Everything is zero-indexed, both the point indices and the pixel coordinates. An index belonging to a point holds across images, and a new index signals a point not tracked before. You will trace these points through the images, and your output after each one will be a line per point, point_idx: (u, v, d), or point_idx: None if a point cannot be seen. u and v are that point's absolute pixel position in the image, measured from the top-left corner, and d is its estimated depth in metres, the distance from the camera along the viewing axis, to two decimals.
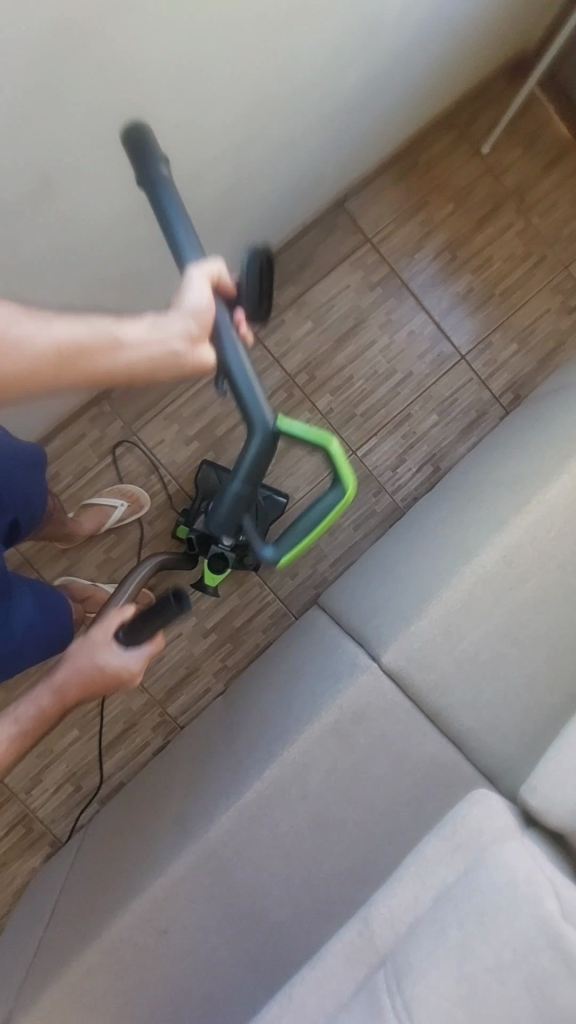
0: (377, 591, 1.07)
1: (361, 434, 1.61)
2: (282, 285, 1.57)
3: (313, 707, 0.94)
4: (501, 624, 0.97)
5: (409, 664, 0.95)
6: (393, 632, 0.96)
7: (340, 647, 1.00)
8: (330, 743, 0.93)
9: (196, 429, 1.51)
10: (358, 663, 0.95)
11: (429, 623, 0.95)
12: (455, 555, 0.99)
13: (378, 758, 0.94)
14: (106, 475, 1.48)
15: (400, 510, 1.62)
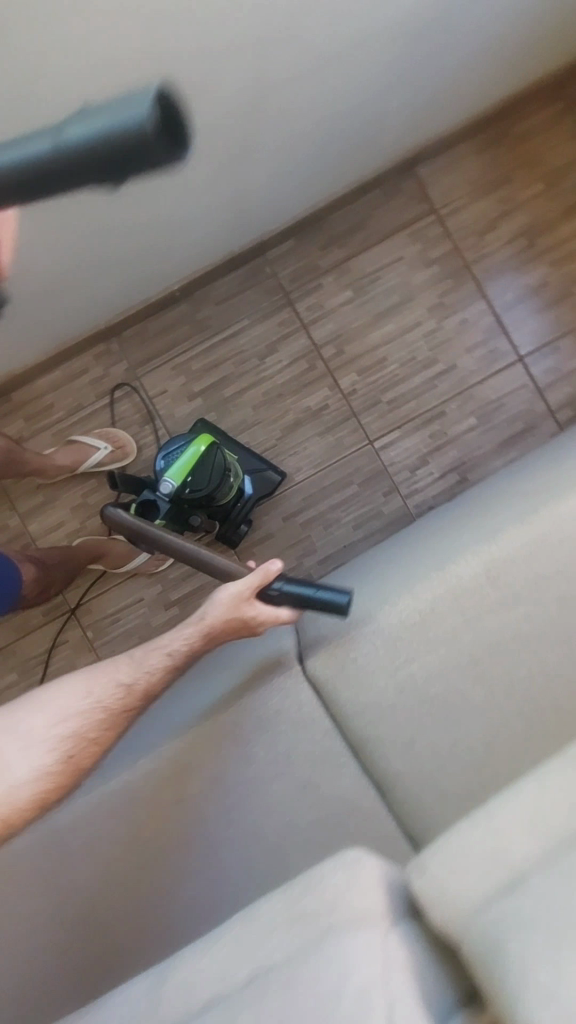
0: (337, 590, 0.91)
1: (383, 424, 1.42)
2: (326, 247, 1.42)
3: (219, 698, 0.81)
4: (466, 658, 0.78)
5: (337, 677, 0.79)
6: (330, 636, 0.80)
7: (273, 639, 0.86)
8: (223, 746, 0.79)
9: (202, 386, 1.41)
10: (283, 661, 0.80)
11: (373, 632, 0.78)
12: (430, 563, 0.81)
13: (276, 780, 0.79)
14: (100, 416, 1.40)
15: (411, 518, 1.41)
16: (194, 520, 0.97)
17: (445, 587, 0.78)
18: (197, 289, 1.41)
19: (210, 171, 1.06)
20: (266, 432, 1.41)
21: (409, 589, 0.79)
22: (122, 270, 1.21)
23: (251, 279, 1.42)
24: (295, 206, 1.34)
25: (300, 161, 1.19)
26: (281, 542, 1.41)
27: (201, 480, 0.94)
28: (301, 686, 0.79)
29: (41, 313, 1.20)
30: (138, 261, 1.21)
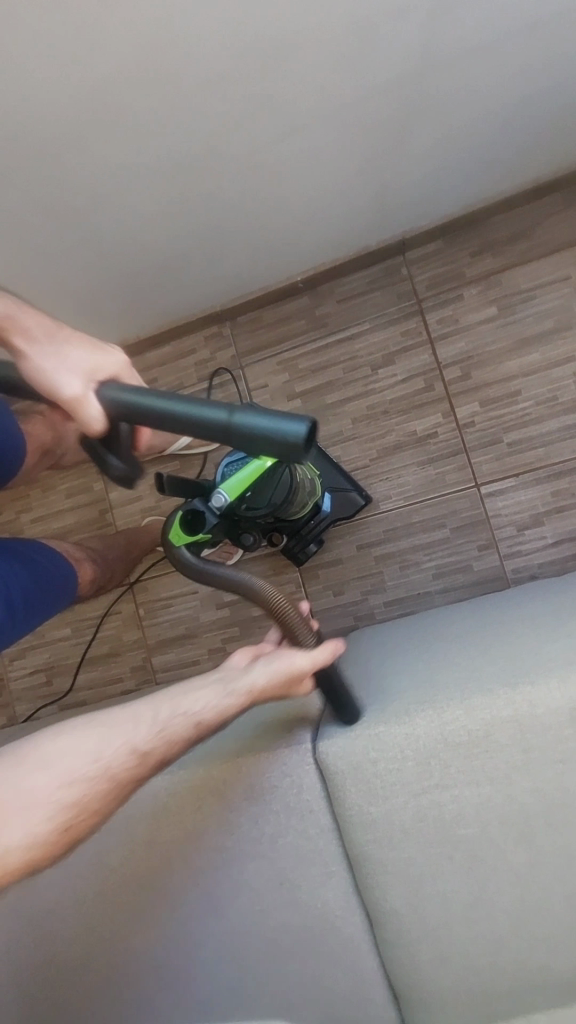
0: (382, 667, 0.80)
1: (497, 468, 1.22)
2: (477, 255, 1.23)
3: (217, 749, 0.75)
4: (509, 804, 0.64)
5: (349, 775, 0.67)
6: (354, 720, 0.69)
7: (293, 707, 0.78)
8: (208, 803, 0.72)
9: (303, 387, 1.32)
10: (294, 733, 0.71)
11: (401, 737, 0.66)
12: (494, 678, 0.66)
13: (256, 860, 0.71)
14: (197, 399, 1.37)
15: (504, 582, 1.22)
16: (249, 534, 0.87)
17: (502, 716, 0.63)
18: (322, 283, 1.30)
19: (353, 146, 0.94)
20: (360, 449, 1.28)
21: (458, 703, 0.65)
22: (243, 249, 1.14)
23: (382, 280, 1.28)
24: (450, 203, 1.17)
25: (465, 149, 1.02)
26: (349, 571, 1.29)
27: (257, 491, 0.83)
28: (308, 767, 0.69)
29: (155, 283, 1.17)
30: (261, 238, 1.12)
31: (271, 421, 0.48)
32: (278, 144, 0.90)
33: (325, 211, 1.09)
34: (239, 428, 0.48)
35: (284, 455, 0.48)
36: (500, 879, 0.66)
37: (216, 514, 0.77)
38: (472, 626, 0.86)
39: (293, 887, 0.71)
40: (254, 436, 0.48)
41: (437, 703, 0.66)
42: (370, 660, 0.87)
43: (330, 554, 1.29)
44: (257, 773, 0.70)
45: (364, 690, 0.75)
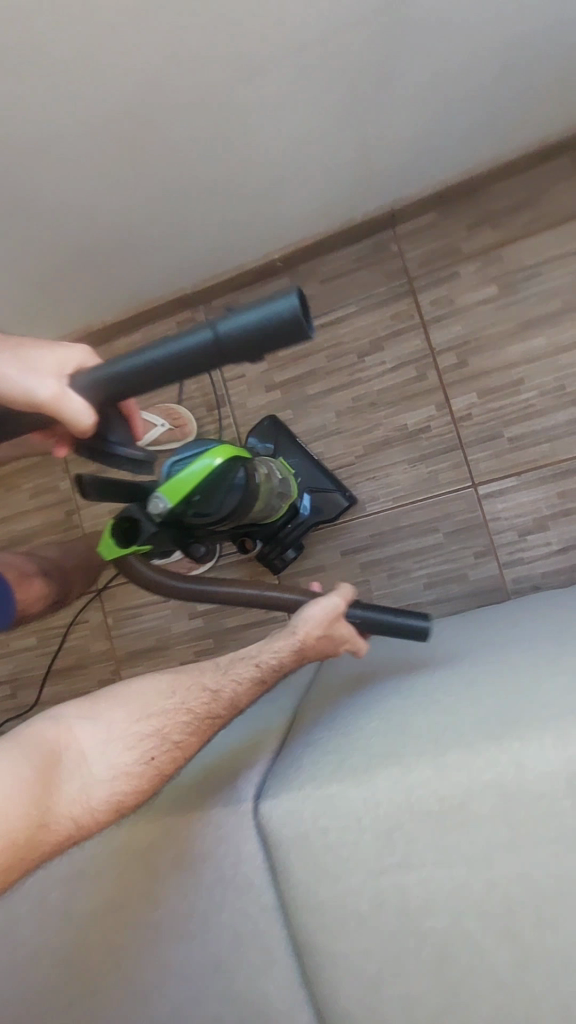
0: (348, 708, 0.71)
1: (496, 467, 1.09)
2: (476, 228, 1.10)
3: (152, 806, 0.67)
4: (485, 887, 0.54)
5: (292, 844, 0.59)
6: (300, 780, 0.59)
7: (244, 756, 0.69)
8: (142, 861, 0.64)
9: (283, 377, 1.20)
10: (235, 791, 0.63)
11: (354, 805, 0.56)
12: (467, 733, 0.55)
13: (188, 940, 0.63)
14: (169, 390, 1.26)
15: (503, 594, 1.10)
16: (199, 544, 0.75)
17: (476, 783, 0.53)
18: (304, 262, 1.18)
19: (328, 103, 0.81)
20: (344, 446, 1.16)
21: (419, 766, 0.55)
22: (210, 224, 1.01)
23: (370, 258, 1.15)
24: (445, 170, 1.04)
25: (460, 107, 0.88)
26: (332, 579, 1.17)
27: (209, 497, 0.70)
28: (245, 832, 0.61)
29: (112, 263, 1.05)
30: (231, 213, 1.00)
31: (257, 312, 0.47)
32: (237, 98, 0.76)
33: (301, 182, 0.96)
34: (230, 336, 0.48)
35: (283, 338, 0.47)
36: (483, 970, 0.54)
37: (153, 522, 0.67)
38: (460, 652, 0.74)
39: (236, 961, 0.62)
40: (248, 336, 0.47)
41: (397, 764, 0.56)
42: (339, 696, 0.76)
43: (311, 561, 1.17)
44: (189, 839, 0.63)
45: (321, 739, 0.66)
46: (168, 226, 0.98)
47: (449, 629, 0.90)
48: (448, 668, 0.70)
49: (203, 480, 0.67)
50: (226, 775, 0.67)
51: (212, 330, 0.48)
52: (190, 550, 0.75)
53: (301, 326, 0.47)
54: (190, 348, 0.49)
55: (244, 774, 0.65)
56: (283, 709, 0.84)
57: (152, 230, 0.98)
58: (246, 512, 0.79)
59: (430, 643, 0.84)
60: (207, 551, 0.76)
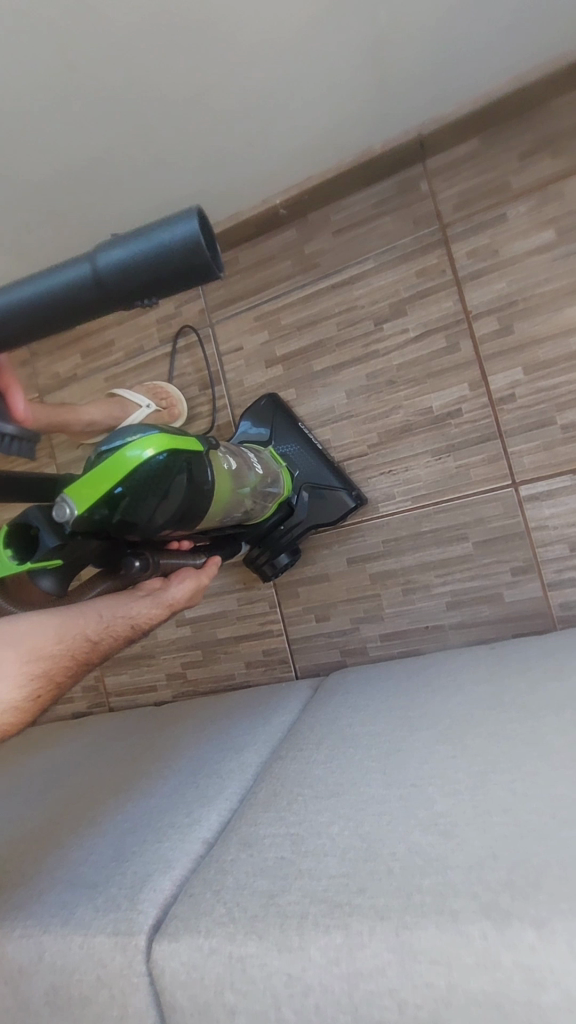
0: (313, 788, 0.52)
1: (545, 461, 0.87)
2: (529, 157, 0.87)
3: (34, 903, 0.49)
4: None
5: (194, 1008, 0.40)
6: (213, 920, 0.41)
7: (166, 840, 0.51)
8: (13, 986, 0.46)
9: (286, 350, 1.01)
10: (131, 912, 0.45)
11: (280, 978, 0.38)
12: (462, 897, 0.36)
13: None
14: (159, 366, 1.11)
15: (547, 620, 0.88)
16: (134, 558, 0.60)
17: (467, 988, 0.33)
18: (313, 211, 0.98)
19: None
20: (355, 432, 0.97)
21: (395, 929, 0.36)
22: (189, 157, 0.83)
23: (393, 202, 0.94)
24: (490, 77, 0.81)
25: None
26: (337, 591, 0.99)
27: (139, 504, 0.54)
28: (135, 982, 0.42)
29: (76, 213, 0.89)
30: (212, 140, 0.81)
31: (145, 242, 0.32)
32: None
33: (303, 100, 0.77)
34: (114, 274, 0.32)
35: (187, 278, 0.33)
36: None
37: (60, 535, 0.51)
38: (473, 717, 0.55)
39: None
40: (136, 278, 0.32)
41: (348, 926, 0.37)
42: (310, 765, 0.56)
43: (313, 569, 1.00)
44: (64, 970, 0.44)
45: (263, 848, 0.46)
46: (134, 155, 0.80)
47: (468, 671, 0.70)
48: (455, 744, 0.52)
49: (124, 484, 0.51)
50: (131, 875, 0.48)
51: (85, 264, 0.32)
52: (121, 560, 0.60)
53: (215, 263, 0.33)
54: (57, 290, 0.33)
55: (152, 882, 0.47)
56: (239, 756, 0.64)
57: (116, 165, 0.81)
58: (199, 516, 0.63)
59: (440, 693, 0.65)
60: (147, 566, 0.61)
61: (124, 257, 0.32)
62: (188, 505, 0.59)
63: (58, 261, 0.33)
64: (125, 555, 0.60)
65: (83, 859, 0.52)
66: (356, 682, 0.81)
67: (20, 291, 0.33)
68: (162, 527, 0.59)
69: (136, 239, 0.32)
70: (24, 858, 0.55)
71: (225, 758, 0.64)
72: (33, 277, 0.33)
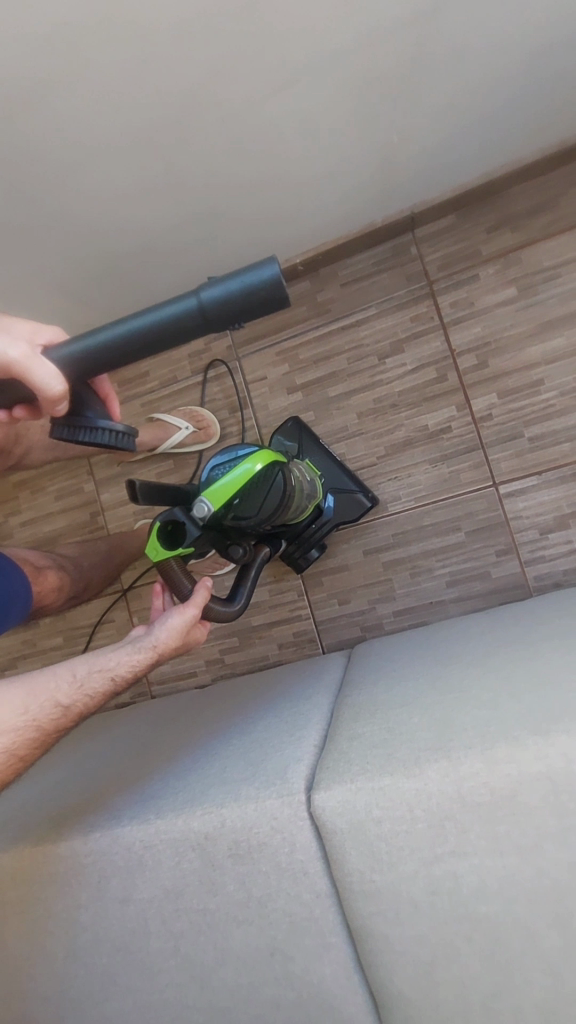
0: (386, 700, 0.71)
1: (518, 465, 1.11)
2: (495, 231, 1.12)
3: (203, 792, 0.66)
4: (536, 876, 0.54)
5: (347, 834, 0.58)
6: (353, 773, 0.59)
7: (289, 742, 0.70)
8: (194, 851, 0.63)
9: (304, 379, 1.22)
10: (286, 781, 0.62)
11: (407, 801, 0.56)
12: (522, 728, 0.56)
13: (244, 927, 0.62)
14: (192, 393, 1.29)
15: (525, 590, 1.12)
16: (238, 546, 0.77)
17: (530, 778, 0.54)
18: (324, 266, 1.20)
19: (356, 114, 0.81)
20: (366, 446, 1.18)
21: (477, 755, 0.55)
22: (234, 238, 1.02)
23: (390, 261, 1.17)
24: (466, 174, 1.05)
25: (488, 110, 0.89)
26: (355, 577, 1.19)
27: (247, 498, 0.72)
28: (301, 823, 0.60)
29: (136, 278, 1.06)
30: (255, 222, 1.01)
31: (235, 279, 0.47)
32: (272, 104, 0.75)
33: (327, 194, 0.99)
34: (211, 302, 0.47)
35: (263, 301, 0.47)
36: (531, 965, 0.56)
37: (199, 524, 0.68)
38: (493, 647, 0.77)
39: (285, 959, 0.62)
40: (228, 301, 0.47)
41: (448, 761, 0.56)
42: (374, 691, 0.76)
43: (335, 560, 1.20)
44: (244, 827, 0.61)
45: (367, 735, 0.65)
46: (192, 238, 0.99)
47: (476, 626, 0.92)
48: (484, 662, 0.73)
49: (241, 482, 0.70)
50: (272, 766, 0.66)
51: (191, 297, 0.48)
52: (230, 549, 0.76)
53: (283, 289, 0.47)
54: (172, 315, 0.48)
55: (294, 766, 0.64)
56: (316, 697, 0.83)
57: None
58: (281, 511, 0.82)
59: (460, 639, 0.86)
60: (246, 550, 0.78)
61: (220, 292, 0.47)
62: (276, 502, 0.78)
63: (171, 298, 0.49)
64: (233, 545, 0.77)
65: (219, 764, 0.70)
66: (385, 646, 1.01)
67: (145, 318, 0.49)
68: (260, 519, 0.78)
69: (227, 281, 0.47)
70: (179, 769, 0.73)
71: (304, 699, 0.83)
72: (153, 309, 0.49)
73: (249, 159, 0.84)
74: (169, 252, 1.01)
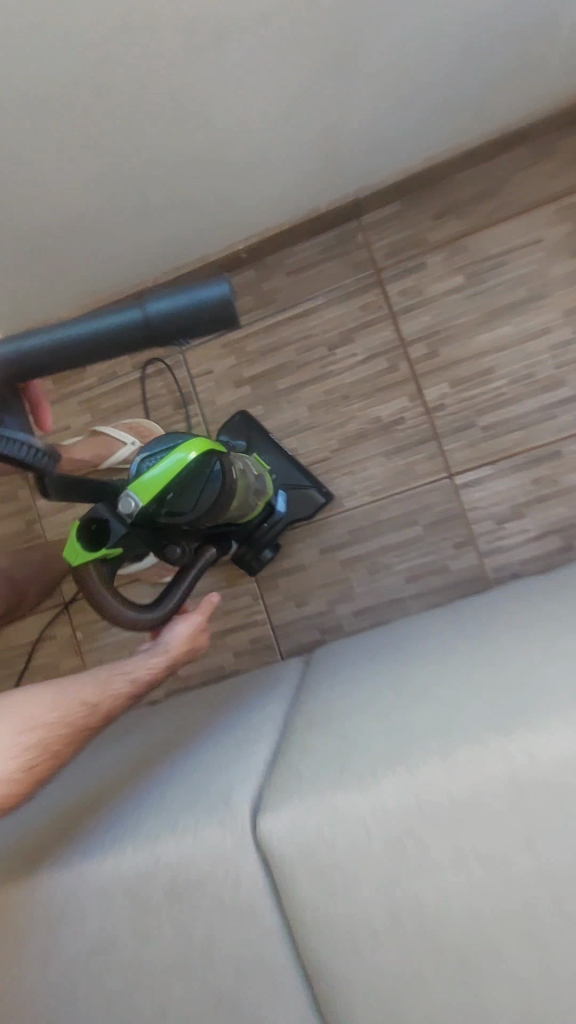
0: (342, 704, 0.67)
1: (472, 455, 1.09)
2: (440, 218, 1.10)
3: (139, 824, 0.59)
4: (506, 889, 0.50)
5: (297, 859, 0.53)
6: (301, 790, 0.54)
7: (237, 759, 0.64)
8: (130, 892, 0.57)
9: (252, 372, 1.16)
10: (229, 806, 0.56)
11: (360, 818, 0.51)
12: (486, 724, 0.51)
13: (188, 970, 0.56)
14: (134, 390, 1.21)
15: (485, 583, 1.09)
16: (175, 546, 0.72)
17: (492, 781, 0.49)
18: (268, 255, 1.15)
19: None
20: (319, 440, 1.13)
21: (435, 757, 0.51)
22: (166, 208, 0.97)
23: (336, 249, 1.13)
24: (408, 158, 1.03)
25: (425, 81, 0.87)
26: (312, 578, 1.14)
27: (183, 493, 0.66)
28: (245, 851, 0.54)
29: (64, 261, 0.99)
30: (189, 193, 0.95)
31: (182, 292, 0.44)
32: None
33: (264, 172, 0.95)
34: (158, 315, 0.44)
35: (212, 320, 0.45)
36: (506, 987, 0.51)
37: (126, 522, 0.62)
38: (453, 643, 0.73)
39: (236, 1004, 0.55)
40: (175, 315, 0.44)
41: (402, 767, 0.51)
42: (330, 695, 0.71)
43: (290, 560, 1.14)
44: (183, 862, 0.55)
45: (319, 743, 0.60)
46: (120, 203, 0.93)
47: (436, 622, 0.89)
48: (445, 659, 0.68)
49: (176, 478, 0.63)
50: (213, 791, 0.59)
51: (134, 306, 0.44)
52: (166, 551, 0.71)
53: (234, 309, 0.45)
54: (111, 325, 0.44)
55: (238, 787, 0.58)
56: (269, 706, 0.77)
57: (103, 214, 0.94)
58: (224, 505, 0.76)
59: (420, 637, 0.82)
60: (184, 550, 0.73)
61: (168, 305, 0.44)
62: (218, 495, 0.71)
63: (109, 307, 0.45)
64: (169, 547, 0.71)
65: (154, 791, 0.63)
66: (344, 647, 0.96)
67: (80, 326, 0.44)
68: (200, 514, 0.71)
69: (175, 293, 0.44)
70: (112, 803, 0.65)
71: (257, 710, 0.77)
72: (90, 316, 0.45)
73: (174, 108, 0.79)
74: (94, 216, 0.94)
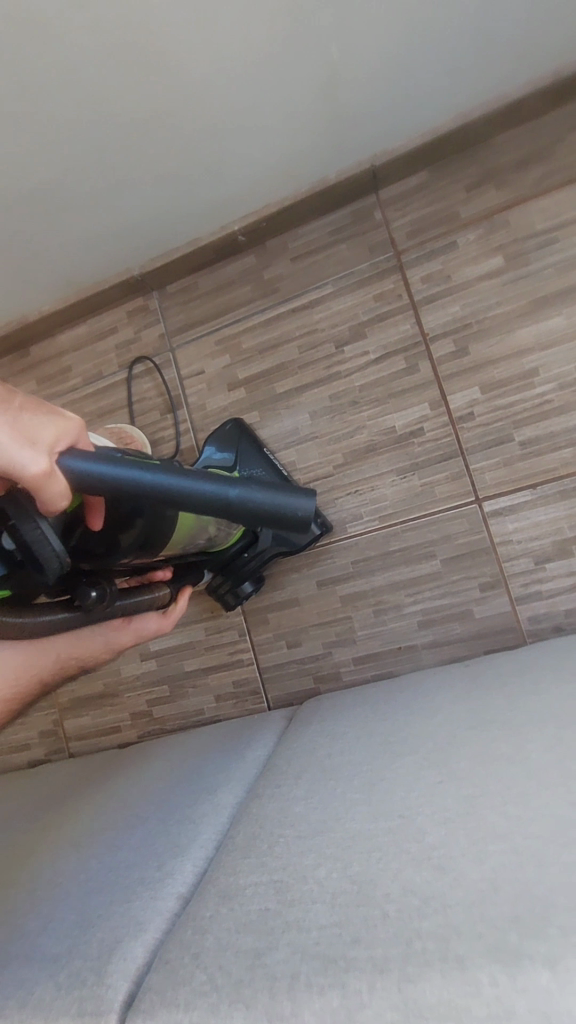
0: (297, 824, 0.52)
1: (507, 476, 0.89)
2: (475, 189, 0.91)
3: (19, 975, 0.49)
4: None
5: None
6: (192, 989, 0.41)
7: (141, 896, 0.52)
8: None
9: (248, 373, 1.01)
10: (104, 978, 0.45)
11: None
12: (466, 941, 0.35)
13: None
14: (119, 392, 1.08)
15: (517, 636, 0.88)
16: (90, 587, 0.59)
17: None
18: (271, 237, 0.99)
19: None
20: (321, 452, 0.96)
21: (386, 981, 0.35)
22: (141, 179, 0.83)
23: (349, 229, 0.96)
24: (437, 111, 0.84)
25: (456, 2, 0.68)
26: (308, 614, 0.96)
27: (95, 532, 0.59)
28: None
29: (28, 235, 0.87)
30: (165, 164, 0.82)
31: (268, 494, 0.48)
32: None
33: (255, 126, 0.79)
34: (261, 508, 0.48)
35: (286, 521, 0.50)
36: None
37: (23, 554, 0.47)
38: (456, 742, 0.54)
39: None
40: (265, 511, 0.48)
41: (327, 983, 0.37)
42: (290, 802, 0.55)
43: (284, 593, 0.97)
44: None
45: (245, 901, 0.46)
46: (86, 178, 0.80)
47: (445, 689, 0.69)
48: (442, 778, 0.50)
49: (87, 519, 0.55)
50: (96, 946, 0.48)
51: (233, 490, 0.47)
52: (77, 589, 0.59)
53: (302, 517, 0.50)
54: (222, 498, 0.46)
55: (122, 951, 0.47)
56: (214, 799, 0.63)
57: (68, 189, 0.81)
58: (160, 541, 0.68)
59: (418, 713, 0.64)
60: (102, 595, 0.60)
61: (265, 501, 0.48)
62: (150, 533, 0.64)
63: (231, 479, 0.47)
64: (82, 584, 0.60)
65: (47, 923, 0.54)
66: (333, 708, 0.78)
67: (195, 484, 0.45)
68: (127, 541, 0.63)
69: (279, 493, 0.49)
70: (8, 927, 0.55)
71: (198, 803, 0.62)
72: (200, 477, 0.46)
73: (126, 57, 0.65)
74: (58, 193, 0.81)
